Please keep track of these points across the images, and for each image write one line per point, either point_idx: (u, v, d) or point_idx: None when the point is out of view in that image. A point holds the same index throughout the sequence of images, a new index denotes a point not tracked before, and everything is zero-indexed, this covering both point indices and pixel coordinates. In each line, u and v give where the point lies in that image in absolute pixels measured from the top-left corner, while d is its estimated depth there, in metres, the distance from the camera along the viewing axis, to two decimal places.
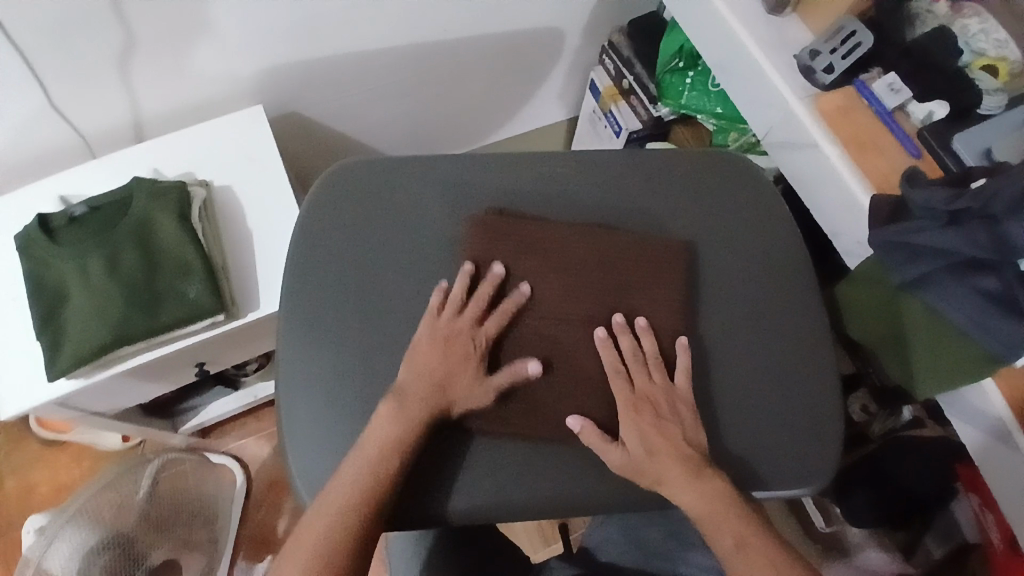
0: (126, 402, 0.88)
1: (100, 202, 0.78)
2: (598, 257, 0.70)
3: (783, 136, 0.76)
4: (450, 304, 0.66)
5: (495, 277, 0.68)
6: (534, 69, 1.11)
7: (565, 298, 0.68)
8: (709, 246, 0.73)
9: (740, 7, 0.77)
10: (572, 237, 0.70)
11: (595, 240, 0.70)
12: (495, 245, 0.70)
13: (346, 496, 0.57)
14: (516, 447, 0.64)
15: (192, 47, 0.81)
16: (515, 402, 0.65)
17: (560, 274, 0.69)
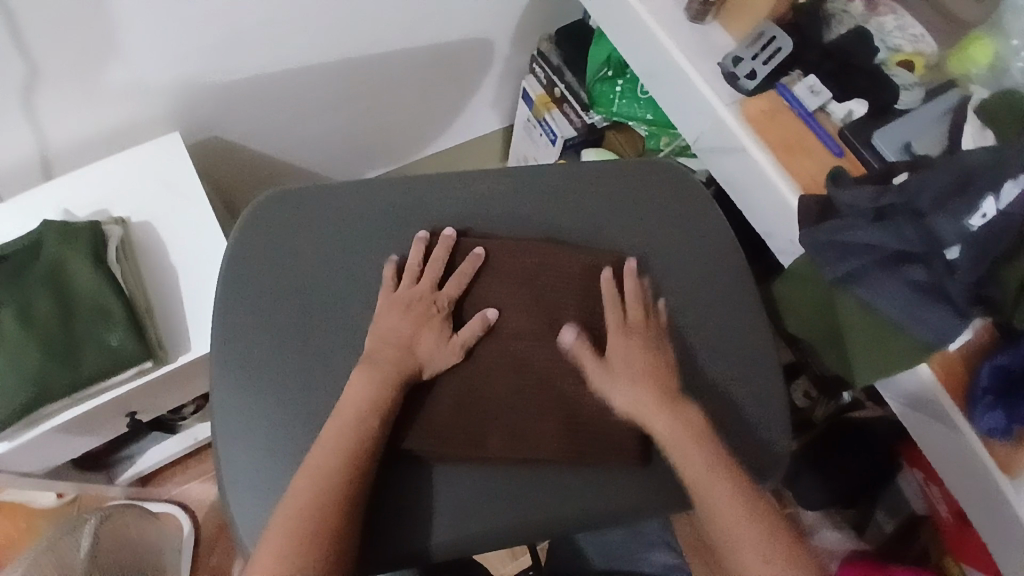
0: (52, 460, 0.82)
1: (7, 249, 0.72)
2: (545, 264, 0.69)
3: (712, 140, 0.77)
4: (408, 275, 0.68)
5: (447, 241, 0.69)
6: (466, 79, 1.10)
7: (516, 309, 0.67)
8: (649, 257, 0.73)
9: (663, 16, 0.78)
10: (518, 249, 0.70)
11: (542, 249, 0.70)
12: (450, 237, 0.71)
13: (308, 504, 0.54)
14: (472, 476, 0.62)
15: (98, 76, 0.77)
16: (466, 417, 0.63)
17: (510, 282, 0.68)
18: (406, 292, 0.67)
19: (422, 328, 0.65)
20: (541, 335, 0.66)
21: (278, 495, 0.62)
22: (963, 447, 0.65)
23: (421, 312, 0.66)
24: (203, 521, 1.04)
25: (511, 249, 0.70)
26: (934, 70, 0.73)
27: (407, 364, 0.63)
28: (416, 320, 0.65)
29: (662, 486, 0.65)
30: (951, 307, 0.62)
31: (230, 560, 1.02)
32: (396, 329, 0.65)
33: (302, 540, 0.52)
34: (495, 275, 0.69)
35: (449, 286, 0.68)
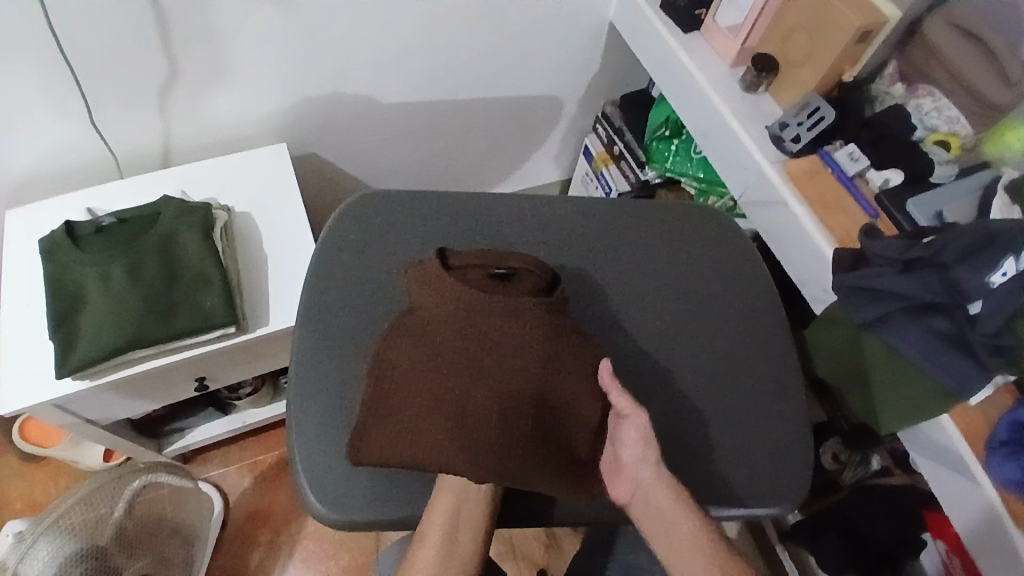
0: (117, 414, 0.89)
1: (128, 215, 0.83)
2: (459, 306, 0.64)
3: (757, 194, 0.85)
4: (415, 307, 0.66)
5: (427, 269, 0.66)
6: (534, 132, 1.22)
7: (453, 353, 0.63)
8: (626, 284, 0.79)
9: (719, 84, 0.88)
10: (438, 287, 0.65)
11: (448, 289, 0.65)
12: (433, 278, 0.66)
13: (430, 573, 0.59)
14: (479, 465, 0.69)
15: (227, 83, 0.90)
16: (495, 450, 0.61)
17: (434, 332, 0.63)
18: (403, 327, 0.65)
19: (396, 443, 0.61)
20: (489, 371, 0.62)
21: (332, 447, 0.68)
22: (978, 497, 0.66)
23: (383, 425, 0.62)
24: (235, 505, 1.10)
25: (438, 288, 0.65)
26: (971, 152, 0.78)
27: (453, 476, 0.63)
28: (382, 441, 0.61)
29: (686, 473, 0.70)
30: (973, 359, 0.65)
31: (251, 548, 1.08)
32: (407, 385, 0.62)
33: None
34: (398, 341, 0.64)
35: (419, 339, 0.63)
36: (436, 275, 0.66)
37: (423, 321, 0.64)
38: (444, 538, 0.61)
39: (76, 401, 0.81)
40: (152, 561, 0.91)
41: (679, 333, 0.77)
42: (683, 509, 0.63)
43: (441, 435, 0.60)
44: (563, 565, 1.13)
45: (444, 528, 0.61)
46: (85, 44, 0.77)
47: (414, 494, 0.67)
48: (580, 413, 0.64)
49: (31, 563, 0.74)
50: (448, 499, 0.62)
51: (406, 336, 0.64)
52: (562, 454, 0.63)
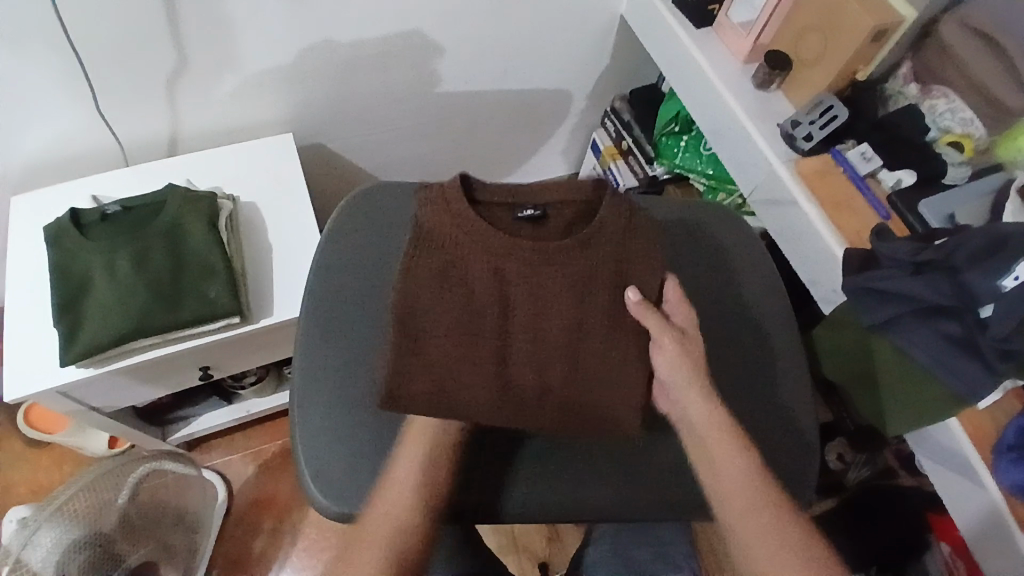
0: (121, 402, 0.89)
1: (134, 203, 0.83)
2: (487, 244, 0.63)
3: (767, 193, 0.84)
4: (440, 240, 0.64)
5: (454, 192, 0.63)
6: (542, 125, 1.21)
7: (485, 296, 0.63)
8: None
9: (731, 81, 0.87)
10: (465, 219, 0.63)
11: (477, 223, 0.63)
12: (455, 207, 0.63)
13: (400, 501, 0.60)
14: (477, 445, 0.69)
15: (234, 72, 0.89)
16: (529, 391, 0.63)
17: (463, 274, 0.63)
18: (429, 262, 0.63)
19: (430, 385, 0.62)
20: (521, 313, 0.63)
21: (335, 440, 0.68)
22: (984, 501, 0.66)
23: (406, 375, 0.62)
24: (238, 494, 1.10)
25: (461, 222, 0.63)
26: (983, 155, 0.77)
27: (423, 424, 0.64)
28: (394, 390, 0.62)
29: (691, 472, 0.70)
30: (980, 363, 0.65)
31: (254, 537, 1.08)
32: (438, 328, 0.63)
33: (407, 526, 0.59)
34: (426, 281, 0.63)
35: (449, 281, 0.63)
36: (458, 211, 0.63)
37: (451, 262, 0.63)
38: (413, 479, 0.62)
39: (80, 389, 0.81)
40: (155, 548, 0.91)
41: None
42: (737, 453, 0.62)
43: (474, 381, 0.62)
44: (565, 560, 1.13)
45: (417, 470, 0.62)
46: (91, 30, 0.76)
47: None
48: (619, 352, 0.64)
49: (33, 551, 0.75)
50: (417, 439, 0.63)
51: (434, 275, 0.63)
52: (597, 394, 0.64)
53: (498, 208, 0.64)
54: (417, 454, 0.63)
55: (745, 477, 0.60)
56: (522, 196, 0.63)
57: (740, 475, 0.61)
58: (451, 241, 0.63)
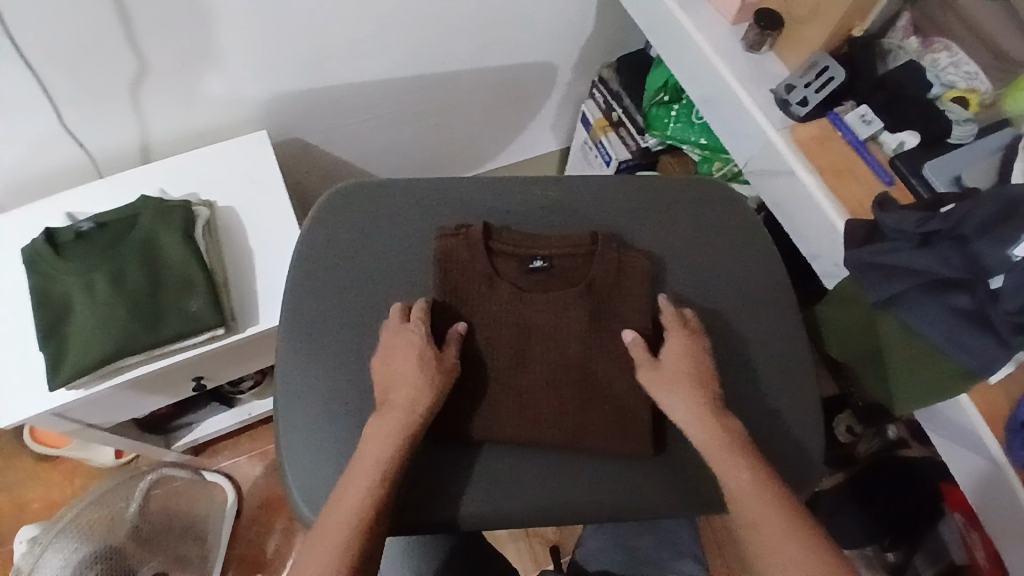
0: (119, 418, 0.89)
1: (106, 219, 0.80)
2: (509, 279, 0.71)
3: (763, 163, 0.79)
4: (463, 271, 0.71)
5: (474, 235, 0.71)
6: (527, 100, 1.16)
7: (505, 317, 0.70)
8: None
9: (720, 45, 0.81)
10: (478, 253, 0.71)
11: (491, 259, 0.71)
12: (468, 250, 0.71)
13: (371, 476, 0.60)
14: (473, 453, 0.67)
15: (200, 73, 0.85)
16: (543, 407, 0.68)
17: (486, 296, 0.70)
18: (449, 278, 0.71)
19: (457, 412, 0.67)
20: (535, 330, 0.70)
21: (324, 454, 0.67)
22: (999, 481, 0.63)
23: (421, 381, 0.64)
24: (247, 496, 1.11)
25: (472, 257, 0.71)
26: (990, 109, 0.72)
27: (394, 417, 0.63)
28: (410, 393, 0.64)
29: (687, 466, 0.69)
30: (993, 336, 0.61)
31: (267, 537, 1.09)
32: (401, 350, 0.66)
33: (370, 509, 0.59)
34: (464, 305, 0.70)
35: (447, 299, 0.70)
36: (476, 253, 0.71)
37: (466, 285, 0.71)
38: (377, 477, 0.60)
39: (73, 410, 0.81)
40: (166, 559, 0.93)
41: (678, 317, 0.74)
42: (747, 464, 0.61)
43: (503, 390, 0.68)
44: (574, 542, 1.14)
45: (378, 458, 0.61)
46: (44, 46, 0.73)
47: (411, 500, 0.65)
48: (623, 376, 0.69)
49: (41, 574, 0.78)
50: (387, 431, 0.62)
51: (458, 297, 0.70)
52: (609, 414, 0.68)
53: (512, 251, 0.72)
54: (382, 446, 0.61)
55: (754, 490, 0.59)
56: (534, 245, 0.72)
57: (736, 469, 0.61)
58: (470, 266, 0.71)
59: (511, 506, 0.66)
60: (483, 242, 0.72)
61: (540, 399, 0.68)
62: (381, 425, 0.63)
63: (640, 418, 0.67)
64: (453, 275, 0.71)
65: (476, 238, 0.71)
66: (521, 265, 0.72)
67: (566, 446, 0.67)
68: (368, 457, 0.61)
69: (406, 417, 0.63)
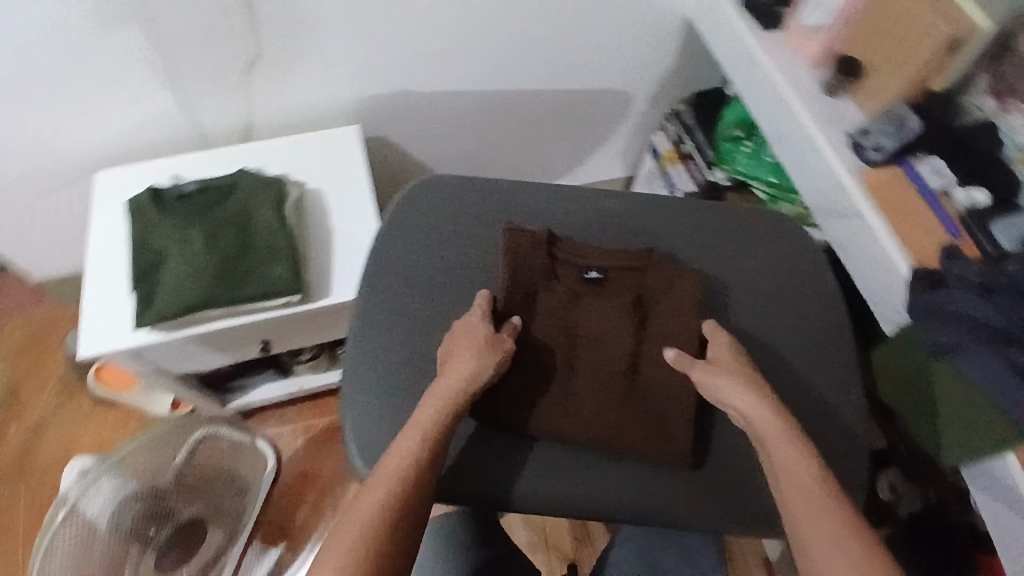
0: (189, 369, 0.95)
1: (210, 184, 0.87)
2: (568, 285, 0.75)
3: (832, 203, 0.81)
4: (526, 272, 0.74)
5: (539, 238, 0.75)
6: (601, 125, 1.21)
7: (560, 321, 0.73)
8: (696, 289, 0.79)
9: (798, 87, 0.85)
10: (539, 256, 0.75)
11: (552, 264, 0.75)
12: (531, 251, 0.75)
13: (425, 433, 0.64)
14: (512, 447, 0.70)
15: (308, 64, 0.93)
16: (587, 406, 0.70)
17: (544, 298, 0.74)
18: (511, 274, 0.74)
19: (505, 401, 0.70)
20: (586, 335, 0.73)
21: (383, 420, 0.71)
22: None
23: (479, 359, 0.67)
24: (285, 466, 1.15)
25: (535, 260, 0.75)
26: None
27: (444, 387, 0.67)
28: (468, 371, 0.67)
29: (722, 484, 0.70)
30: None
31: (297, 509, 1.12)
32: (463, 336, 0.70)
33: (420, 462, 0.62)
34: (521, 304, 0.74)
35: (507, 295, 0.74)
36: (540, 256, 0.75)
37: (527, 286, 0.74)
38: (432, 432, 0.64)
39: (150, 353, 0.87)
40: (207, 506, 1.00)
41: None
42: (794, 444, 0.62)
43: (550, 386, 0.71)
44: (594, 562, 1.14)
45: (430, 420, 0.65)
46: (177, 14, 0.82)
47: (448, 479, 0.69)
48: (665, 390, 0.71)
49: (94, 500, 0.83)
50: (437, 397, 0.67)
51: (518, 295, 0.74)
52: (650, 422, 0.70)
53: (570, 259, 0.75)
54: (436, 408, 0.66)
55: (797, 469, 0.61)
56: (592, 255, 0.76)
57: (790, 450, 0.62)
58: (533, 268, 0.75)
59: (561, 495, 0.69)
60: (547, 247, 0.75)
61: (585, 400, 0.70)
62: (439, 393, 0.67)
63: (678, 432, 0.69)
64: (517, 272, 0.74)
65: (541, 241, 0.75)
66: (578, 273, 0.75)
67: (605, 446, 0.69)
68: (421, 419, 0.65)
69: (460, 390, 0.66)
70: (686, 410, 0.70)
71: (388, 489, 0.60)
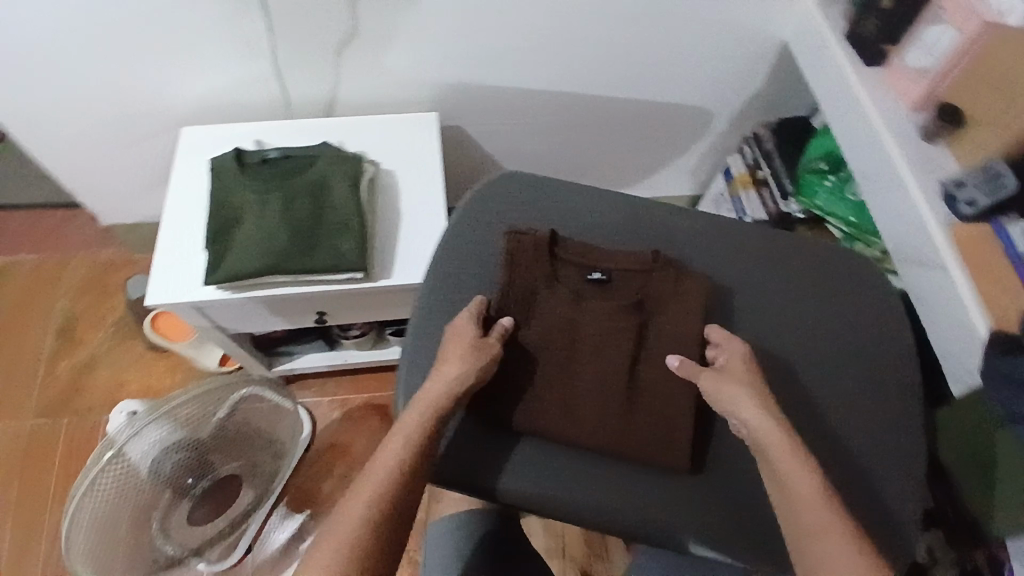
0: (246, 328, 0.97)
1: (293, 153, 0.90)
2: (569, 288, 0.75)
3: (915, 252, 0.79)
4: (526, 273, 0.75)
5: (541, 238, 0.76)
6: (676, 141, 1.19)
7: (559, 323, 0.73)
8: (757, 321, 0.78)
9: (894, 128, 0.82)
10: (537, 257, 0.75)
11: (551, 266, 0.75)
12: (532, 252, 0.75)
13: (411, 438, 0.65)
14: (529, 447, 0.70)
15: (396, 46, 0.94)
16: (589, 411, 0.70)
17: (541, 300, 0.74)
18: (512, 273, 0.75)
19: (505, 398, 0.71)
20: (586, 338, 0.73)
21: None
22: None
23: (469, 359, 0.68)
24: (320, 435, 1.18)
25: (535, 261, 0.75)
26: None
27: (433, 389, 0.68)
28: (458, 368, 0.68)
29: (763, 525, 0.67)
30: None
31: (325, 479, 1.15)
32: (457, 334, 0.71)
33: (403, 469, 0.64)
34: (518, 304, 0.74)
35: (504, 296, 0.74)
36: (541, 256, 0.75)
37: (526, 288, 0.75)
38: (416, 438, 0.65)
39: (212, 309, 0.89)
40: (241, 463, 1.01)
41: (780, 377, 0.75)
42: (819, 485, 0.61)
43: (548, 389, 0.71)
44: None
45: (417, 424, 0.66)
46: None
47: (460, 469, 0.68)
48: (669, 398, 0.71)
49: (139, 445, 0.83)
50: (426, 401, 0.67)
51: (516, 296, 0.74)
52: (655, 429, 0.69)
53: (573, 261, 0.76)
54: (422, 411, 0.67)
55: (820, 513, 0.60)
56: (597, 258, 0.76)
57: (813, 492, 0.61)
58: (532, 269, 0.75)
59: (597, 512, 0.68)
60: (550, 248, 0.76)
61: (584, 405, 0.70)
62: (428, 395, 0.68)
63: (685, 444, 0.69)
64: (517, 272, 0.75)
65: (543, 241, 0.76)
66: (582, 275, 0.76)
67: (607, 451, 0.69)
68: (407, 423, 0.66)
69: (449, 390, 0.67)
70: (689, 417, 0.70)
71: (372, 493, 0.62)
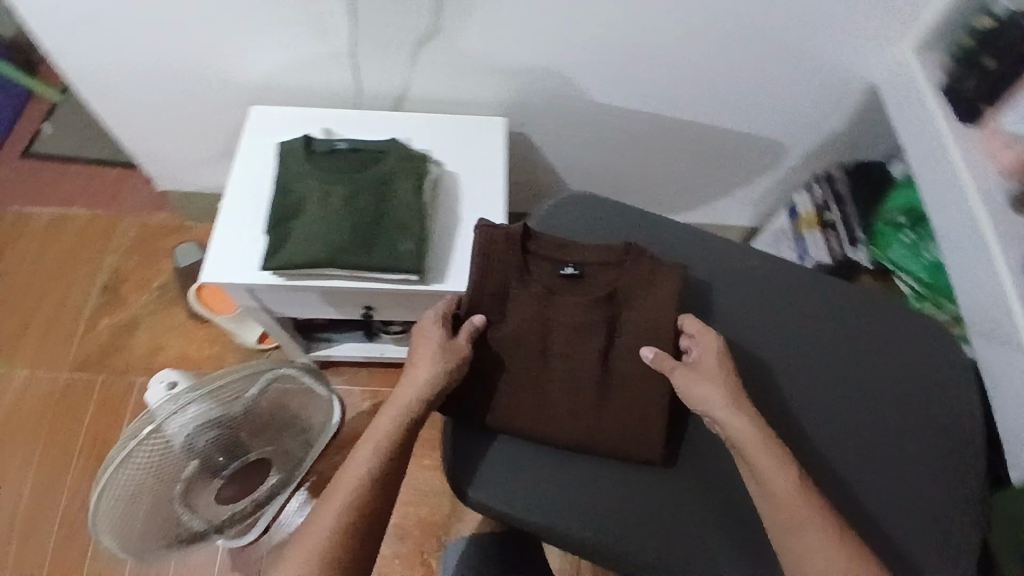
0: (292, 313, 0.97)
1: (361, 146, 0.89)
2: (542, 287, 0.76)
3: (992, 322, 0.75)
4: (501, 271, 0.75)
5: (513, 234, 0.76)
6: (741, 170, 1.16)
7: (531, 322, 0.75)
8: (817, 376, 0.76)
9: (985, 189, 0.78)
10: (505, 253, 0.75)
11: (523, 266, 0.76)
12: (504, 248, 0.75)
13: (382, 445, 0.68)
14: (555, 469, 0.71)
15: (474, 47, 0.92)
16: (566, 408, 0.72)
17: (512, 300, 0.75)
18: (486, 269, 0.75)
19: (486, 393, 0.73)
20: (557, 335, 0.75)
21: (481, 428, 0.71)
22: None
23: (437, 359, 0.70)
24: (348, 424, 1.19)
25: (507, 261, 0.76)
26: None
27: (404, 394, 0.70)
28: (427, 370, 0.70)
29: None
30: None
31: None
32: (430, 338, 0.72)
33: (375, 476, 0.67)
34: (490, 304, 0.75)
35: (474, 295, 0.75)
36: (515, 252, 0.76)
37: (500, 290, 0.75)
38: (385, 445, 0.68)
39: (263, 293, 0.89)
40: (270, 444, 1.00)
41: (835, 435, 0.73)
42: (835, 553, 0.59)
43: (521, 389, 0.73)
44: None
45: (388, 430, 0.69)
46: None
47: (461, 469, 0.70)
48: (643, 393, 0.73)
49: (175, 421, 0.83)
50: (397, 405, 0.70)
51: (489, 296, 0.75)
52: (635, 425, 0.72)
53: (545, 256, 0.77)
54: (393, 417, 0.69)
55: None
56: (569, 253, 0.77)
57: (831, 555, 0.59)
58: (504, 268, 0.76)
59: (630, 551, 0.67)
60: (521, 242, 0.76)
61: (560, 406, 0.72)
62: (398, 401, 0.70)
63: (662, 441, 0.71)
64: (490, 270, 0.75)
65: (514, 237, 0.76)
66: (553, 270, 0.77)
67: (584, 448, 0.71)
68: (378, 428, 0.69)
69: (421, 391, 0.69)
70: (662, 410, 0.72)
71: (345, 500, 0.65)
